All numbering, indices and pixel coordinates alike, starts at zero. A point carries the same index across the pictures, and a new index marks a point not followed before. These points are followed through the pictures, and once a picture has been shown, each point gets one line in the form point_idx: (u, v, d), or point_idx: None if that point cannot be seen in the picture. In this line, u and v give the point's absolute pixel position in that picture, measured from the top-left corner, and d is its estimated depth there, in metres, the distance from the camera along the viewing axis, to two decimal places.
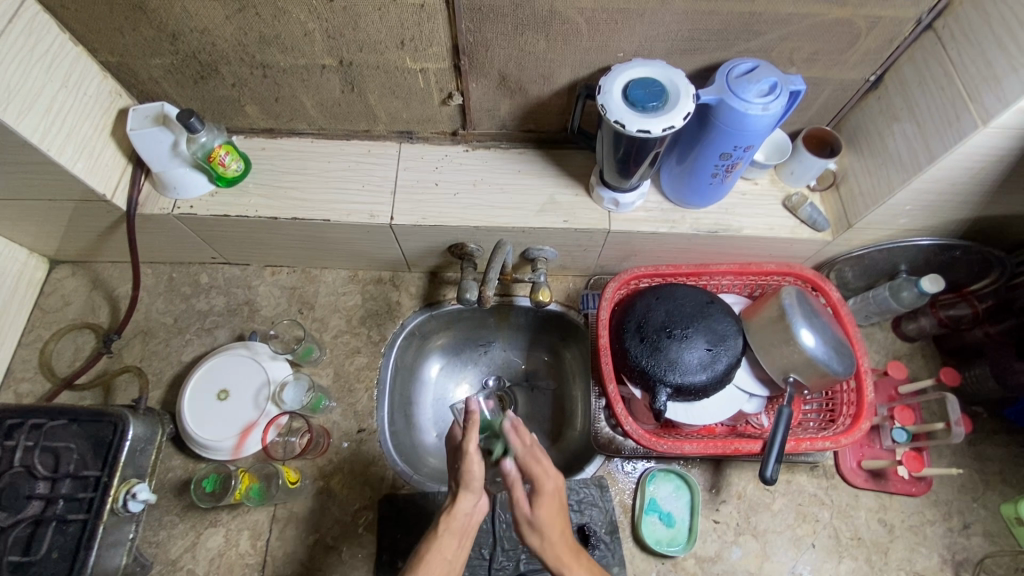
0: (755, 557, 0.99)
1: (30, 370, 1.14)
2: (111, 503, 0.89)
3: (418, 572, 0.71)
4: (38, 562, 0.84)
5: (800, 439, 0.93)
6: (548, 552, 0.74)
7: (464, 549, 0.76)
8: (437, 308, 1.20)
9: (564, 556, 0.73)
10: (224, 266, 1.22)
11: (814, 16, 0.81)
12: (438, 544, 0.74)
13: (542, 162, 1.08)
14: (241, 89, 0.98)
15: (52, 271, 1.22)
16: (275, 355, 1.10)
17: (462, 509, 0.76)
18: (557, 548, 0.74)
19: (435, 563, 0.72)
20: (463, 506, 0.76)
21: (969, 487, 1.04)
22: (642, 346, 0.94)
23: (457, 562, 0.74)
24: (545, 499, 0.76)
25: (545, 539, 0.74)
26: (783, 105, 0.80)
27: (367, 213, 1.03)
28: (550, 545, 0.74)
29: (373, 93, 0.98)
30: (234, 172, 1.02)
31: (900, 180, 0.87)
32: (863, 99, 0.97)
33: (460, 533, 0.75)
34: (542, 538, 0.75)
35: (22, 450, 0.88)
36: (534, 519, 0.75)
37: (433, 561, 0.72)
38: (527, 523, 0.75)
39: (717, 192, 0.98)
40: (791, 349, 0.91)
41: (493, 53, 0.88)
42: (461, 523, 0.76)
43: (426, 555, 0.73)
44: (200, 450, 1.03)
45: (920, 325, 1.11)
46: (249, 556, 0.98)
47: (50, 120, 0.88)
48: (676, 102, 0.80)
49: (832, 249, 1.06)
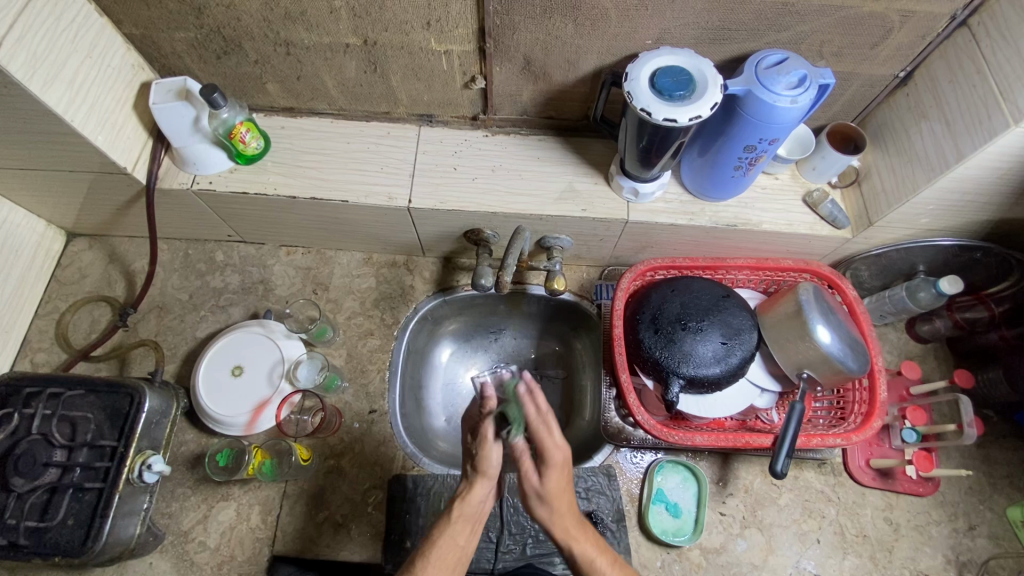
0: (760, 550, 1.00)
1: (47, 341, 1.15)
2: (127, 473, 0.90)
3: (429, 557, 0.72)
4: (54, 527, 0.86)
5: (811, 435, 0.93)
6: (560, 527, 0.74)
7: (476, 534, 0.76)
8: (450, 293, 1.20)
9: (574, 532, 0.74)
10: (239, 245, 1.23)
11: (847, 9, 0.80)
12: (452, 534, 0.74)
13: (562, 150, 1.07)
14: (263, 66, 0.98)
15: (69, 244, 1.23)
16: (289, 334, 1.11)
17: (476, 498, 0.75)
18: (564, 519, 0.74)
19: (447, 552, 0.73)
20: (477, 493, 0.75)
21: (977, 489, 1.04)
22: (656, 337, 0.94)
23: (468, 547, 0.75)
24: (551, 470, 0.73)
25: (554, 513, 0.74)
26: (811, 98, 0.80)
27: (385, 195, 1.02)
28: (559, 518, 0.74)
29: (396, 75, 0.98)
30: (253, 150, 1.02)
31: (925, 179, 0.87)
32: (891, 95, 0.96)
33: (471, 520, 0.75)
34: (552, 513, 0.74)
35: (40, 418, 0.90)
36: (543, 492, 0.74)
37: (445, 548, 0.73)
38: (537, 496, 0.74)
39: (738, 185, 0.97)
40: (806, 345, 0.91)
41: (519, 37, 0.88)
42: (473, 510, 0.76)
43: (438, 539, 0.73)
44: (213, 425, 1.04)
45: (935, 326, 1.11)
46: (260, 531, 1.00)
47: (74, 90, 0.88)
48: (704, 91, 0.79)
49: (851, 247, 1.05)
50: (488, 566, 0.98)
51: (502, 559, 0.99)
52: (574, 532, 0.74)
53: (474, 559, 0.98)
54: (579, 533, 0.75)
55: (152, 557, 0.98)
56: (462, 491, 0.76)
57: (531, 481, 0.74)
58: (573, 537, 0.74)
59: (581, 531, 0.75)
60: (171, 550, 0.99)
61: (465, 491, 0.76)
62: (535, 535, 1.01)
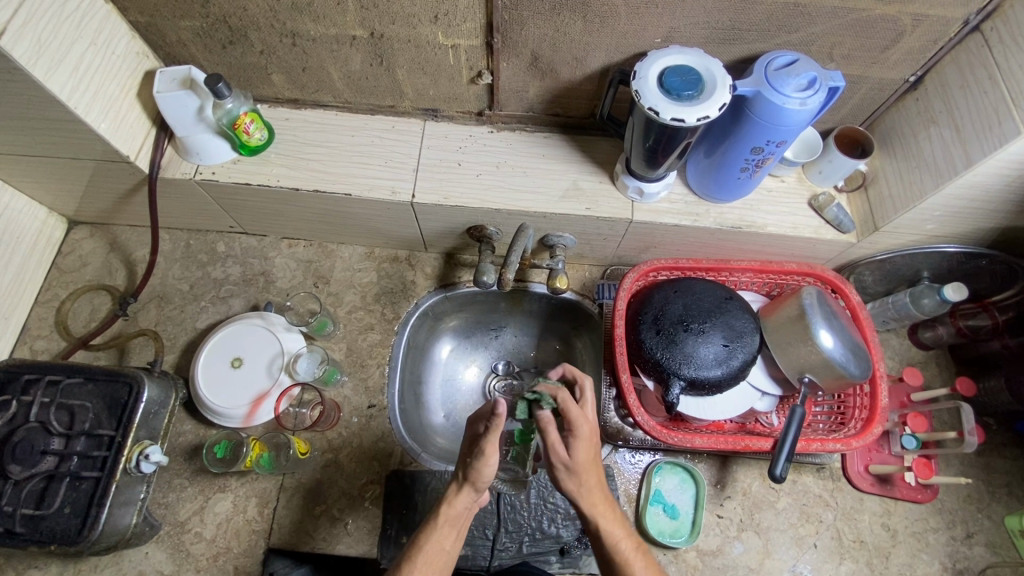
0: (757, 553, 1.00)
1: (46, 328, 1.14)
2: (124, 462, 0.90)
3: (416, 563, 0.73)
4: (50, 515, 0.86)
5: (811, 439, 0.93)
6: (584, 496, 0.74)
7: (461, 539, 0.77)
8: (452, 289, 1.19)
9: (598, 506, 0.75)
10: (241, 236, 1.22)
11: (860, 11, 0.79)
12: (438, 534, 0.75)
13: (568, 148, 1.06)
14: (269, 56, 0.97)
15: (70, 232, 1.22)
16: (290, 327, 1.11)
17: (462, 504, 0.76)
18: (589, 490, 0.75)
19: (434, 553, 0.74)
20: (465, 498, 0.76)
21: (975, 497, 1.04)
22: (658, 337, 0.94)
23: (453, 551, 0.76)
24: (579, 440, 0.74)
25: (582, 484, 0.74)
26: (820, 101, 0.79)
27: (388, 189, 1.02)
28: (586, 492, 0.75)
29: (401, 68, 0.97)
30: (257, 141, 1.01)
31: (932, 186, 0.86)
32: (900, 100, 0.95)
33: (457, 525, 0.76)
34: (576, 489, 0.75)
35: (38, 406, 0.90)
36: (572, 464, 0.73)
37: (431, 550, 0.74)
38: (563, 468, 0.74)
39: (743, 187, 0.97)
40: (809, 349, 0.91)
41: (527, 33, 0.87)
42: (459, 514, 0.77)
43: (425, 545, 0.74)
44: (212, 416, 1.04)
45: (937, 333, 1.10)
46: (257, 523, 0.99)
47: (78, 77, 0.88)
48: (713, 92, 0.79)
49: (856, 252, 1.05)
50: (484, 564, 0.98)
51: (498, 557, 0.99)
52: (601, 506, 0.75)
53: (470, 556, 0.98)
54: (603, 507, 0.75)
55: (147, 547, 0.98)
56: (450, 496, 0.77)
57: (557, 454, 0.74)
58: (598, 511, 0.75)
59: (603, 500, 0.75)
60: (167, 540, 0.99)
61: (451, 495, 0.77)
62: (531, 534, 1.00)
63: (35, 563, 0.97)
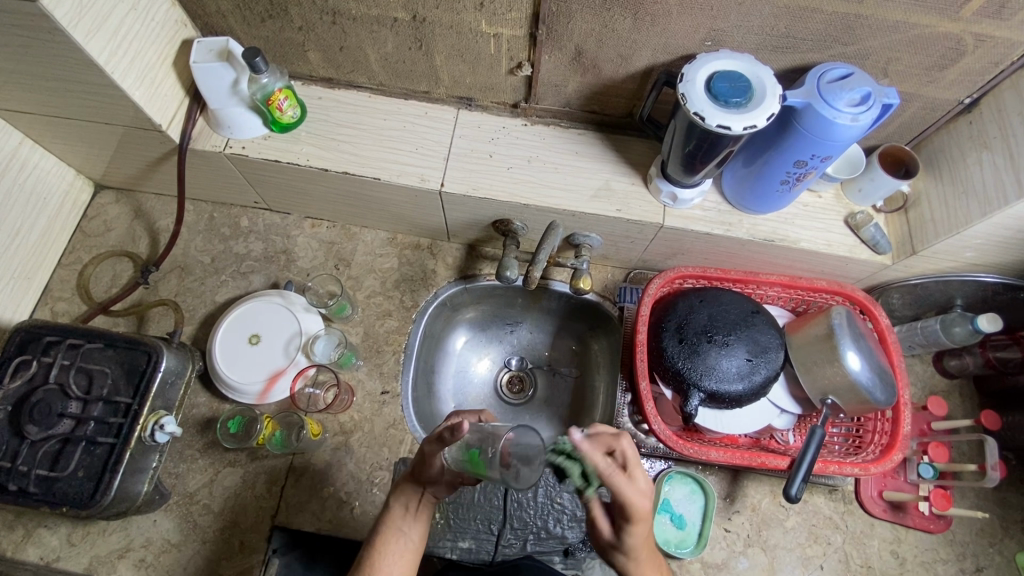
0: (762, 570, 0.99)
1: (68, 291, 1.15)
2: (139, 430, 0.90)
3: (371, 547, 0.76)
4: (64, 478, 0.86)
5: (828, 461, 0.92)
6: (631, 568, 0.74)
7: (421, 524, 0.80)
8: (472, 281, 1.18)
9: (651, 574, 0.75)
10: (265, 212, 1.22)
11: (923, 27, 0.76)
12: (399, 516, 0.79)
13: (602, 147, 1.04)
14: (307, 33, 0.96)
15: (96, 195, 1.22)
16: (309, 307, 1.10)
17: (407, 490, 0.81)
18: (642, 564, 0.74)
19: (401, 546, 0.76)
20: (414, 487, 0.81)
21: (988, 531, 1.02)
22: (680, 347, 0.92)
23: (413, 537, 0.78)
24: (637, 525, 0.70)
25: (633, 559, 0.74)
26: (872, 118, 0.77)
27: (417, 176, 1.01)
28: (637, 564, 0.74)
29: (440, 54, 0.96)
30: (289, 118, 1.00)
31: (978, 213, 0.84)
32: (952, 121, 0.92)
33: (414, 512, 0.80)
34: (625, 556, 0.74)
35: (58, 368, 0.91)
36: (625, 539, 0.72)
37: (389, 533, 0.77)
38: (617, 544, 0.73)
39: (780, 200, 0.94)
40: (835, 370, 0.89)
41: (573, 26, 0.85)
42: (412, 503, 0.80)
43: (381, 529, 0.78)
44: (227, 390, 1.05)
45: (963, 362, 1.08)
46: (264, 500, 1.00)
47: (117, 43, 0.87)
48: (762, 101, 0.77)
49: (888, 274, 1.02)
50: (487, 558, 0.98)
51: (502, 552, 0.98)
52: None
53: (474, 549, 0.98)
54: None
55: (156, 515, 0.99)
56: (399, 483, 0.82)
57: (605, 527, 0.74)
58: None
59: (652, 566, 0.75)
60: (175, 510, 0.99)
61: (403, 487, 0.81)
62: (537, 532, 1.00)
63: (46, 522, 0.98)
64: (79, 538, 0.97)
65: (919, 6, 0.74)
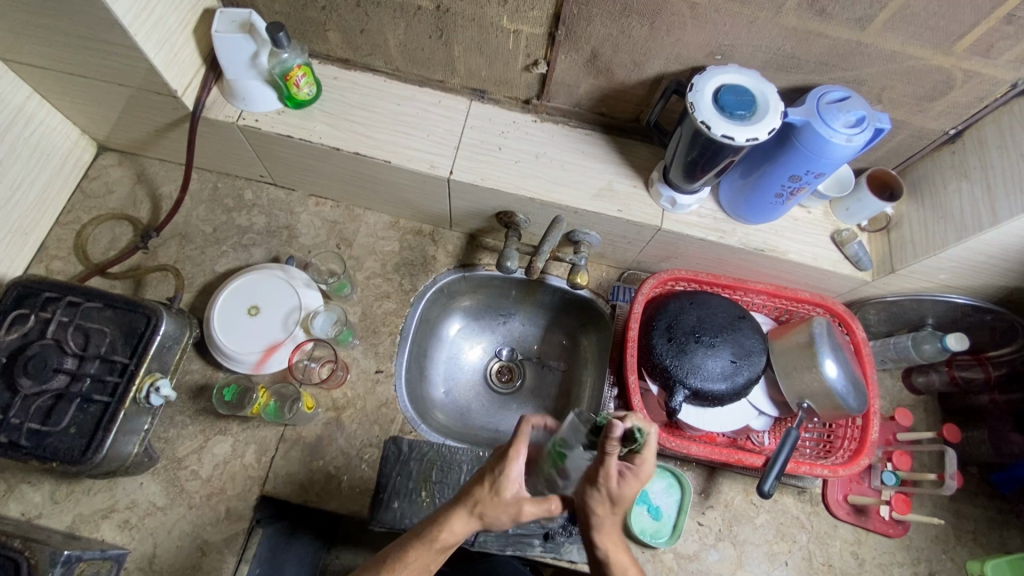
0: (730, 563, 1.04)
1: (64, 250, 1.14)
2: (134, 392, 0.91)
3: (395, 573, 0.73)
4: (55, 434, 0.86)
5: (800, 462, 0.97)
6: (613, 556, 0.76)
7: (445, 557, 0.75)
8: (471, 270, 1.21)
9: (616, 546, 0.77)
10: (269, 187, 1.23)
11: (916, 58, 0.82)
12: (425, 553, 0.74)
13: (607, 148, 1.08)
14: (330, 13, 0.98)
15: (99, 157, 1.22)
16: (310, 283, 1.12)
17: (455, 528, 0.74)
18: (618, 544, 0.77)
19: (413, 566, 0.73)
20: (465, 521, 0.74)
21: (942, 538, 1.08)
22: (669, 345, 0.97)
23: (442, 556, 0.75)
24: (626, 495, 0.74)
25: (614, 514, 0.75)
26: (865, 140, 0.82)
27: (427, 162, 1.03)
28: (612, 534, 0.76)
29: (459, 45, 0.98)
30: (305, 96, 1.02)
31: (954, 238, 0.90)
32: (937, 150, 0.98)
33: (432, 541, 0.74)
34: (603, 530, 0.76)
35: (56, 324, 0.91)
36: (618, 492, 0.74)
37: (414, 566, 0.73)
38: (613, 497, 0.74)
39: (773, 212, 0.99)
40: (812, 375, 0.95)
41: (593, 29, 0.88)
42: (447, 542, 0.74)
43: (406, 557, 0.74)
44: (223, 359, 1.05)
45: (930, 379, 1.14)
46: (252, 469, 1.01)
47: (141, 6, 0.88)
48: (764, 115, 0.81)
49: (868, 290, 1.08)
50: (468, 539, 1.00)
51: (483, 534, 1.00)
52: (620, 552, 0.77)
53: None
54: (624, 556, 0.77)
55: (143, 478, 0.99)
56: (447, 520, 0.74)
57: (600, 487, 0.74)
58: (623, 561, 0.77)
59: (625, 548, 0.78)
60: (163, 474, 1.00)
61: (454, 523, 0.74)
62: None
63: (30, 478, 0.98)
64: (63, 495, 0.97)
65: (917, 39, 0.79)
